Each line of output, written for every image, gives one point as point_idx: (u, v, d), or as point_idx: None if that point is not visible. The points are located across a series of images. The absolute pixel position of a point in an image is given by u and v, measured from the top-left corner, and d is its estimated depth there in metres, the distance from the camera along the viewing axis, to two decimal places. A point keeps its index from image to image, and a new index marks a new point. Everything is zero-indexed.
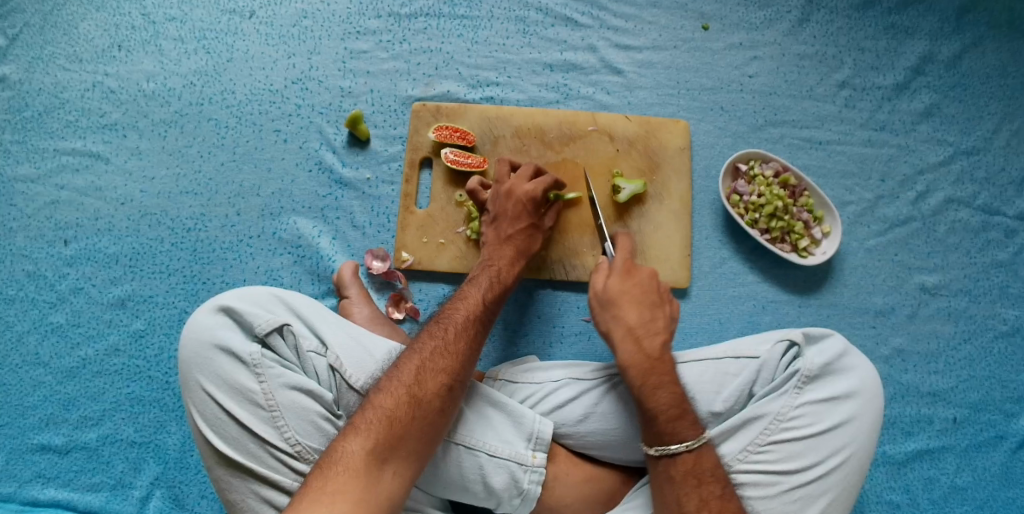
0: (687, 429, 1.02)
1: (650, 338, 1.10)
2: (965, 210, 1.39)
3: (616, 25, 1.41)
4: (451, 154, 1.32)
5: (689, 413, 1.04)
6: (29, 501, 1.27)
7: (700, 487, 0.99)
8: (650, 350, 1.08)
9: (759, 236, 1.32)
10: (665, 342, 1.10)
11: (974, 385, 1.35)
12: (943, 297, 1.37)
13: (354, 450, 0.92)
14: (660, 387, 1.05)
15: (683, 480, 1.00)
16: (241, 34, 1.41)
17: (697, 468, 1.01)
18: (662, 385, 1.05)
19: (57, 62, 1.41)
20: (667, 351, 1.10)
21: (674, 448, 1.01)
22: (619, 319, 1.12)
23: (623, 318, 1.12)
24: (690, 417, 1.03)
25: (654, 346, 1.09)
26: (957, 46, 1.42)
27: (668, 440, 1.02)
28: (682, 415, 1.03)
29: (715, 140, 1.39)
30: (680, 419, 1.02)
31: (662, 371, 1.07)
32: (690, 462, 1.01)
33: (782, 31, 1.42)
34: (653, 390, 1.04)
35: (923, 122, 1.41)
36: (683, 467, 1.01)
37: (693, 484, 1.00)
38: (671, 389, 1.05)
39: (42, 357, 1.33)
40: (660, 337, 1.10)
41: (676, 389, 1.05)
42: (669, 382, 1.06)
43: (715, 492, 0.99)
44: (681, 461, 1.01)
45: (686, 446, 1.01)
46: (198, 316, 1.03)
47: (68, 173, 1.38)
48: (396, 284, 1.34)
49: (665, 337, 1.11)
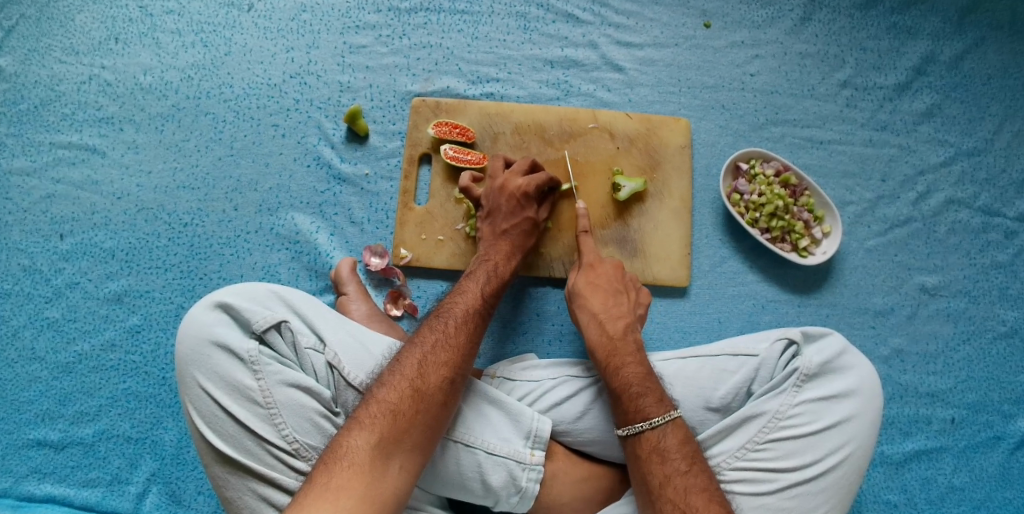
0: (651, 406, 1.03)
1: (613, 322, 1.15)
2: (966, 211, 1.38)
3: (618, 21, 1.40)
4: (450, 150, 1.31)
5: (653, 391, 1.05)
6: (24, 497, 1.26)
7: (664, 464, 0.99)
8: (612, 332, 1.13)
9: (759, 236, 1.32)
10: (630, 325, 1.15)
11: (972, 385, 1.34)
12: (943, 298, 1.37)
13: (359, 445, 0.92)
14: (621, 367, 1.08)
15: (648, 457, 1.00)
16: (240, 28, 1.40)
17: (662, 445, 1.00)
18: (624, 365, 1.08)
19: (53, 55, 1.39)
20: (632, 333, 1.14)
21: (638, 426, 1.02)
22: (584, 306, 1.17)
23: (587, 305, 1.17)
24: (654, 395, 1.04)
25: (616, 328, 1.14)
26: (959, 47, 1.41)
27: (632, 418, 1.03)
28: (645, 392, 1.04)
29: (716, 138, 1.38)
30: (643, 396, 1.04)
31: (625, 351, 1.11)
32: (655, 439, 1.01)
33: (784, 29, 1.41)
34: (615, 368, 1.08)
35: (924, 123, 1.40)
36: (648, 445, 1.01)
37: (657, 461, 0.99)
38: (635, 367, 1.08)
39: (38, 352, 1.31)
40: (624, 321, 1.15)
41: (640, 367, 1.08)
42: (633, 362, 1.09)
43: (680, 469, 0.98)
44: (646, 439, 1.01)
45: (649, 423, 1.01)
46: (194, 312, 1.02)
47: (63, 166, 1.36)
48: (393, 281, 1.33)
49: (629, 320, 1.15)
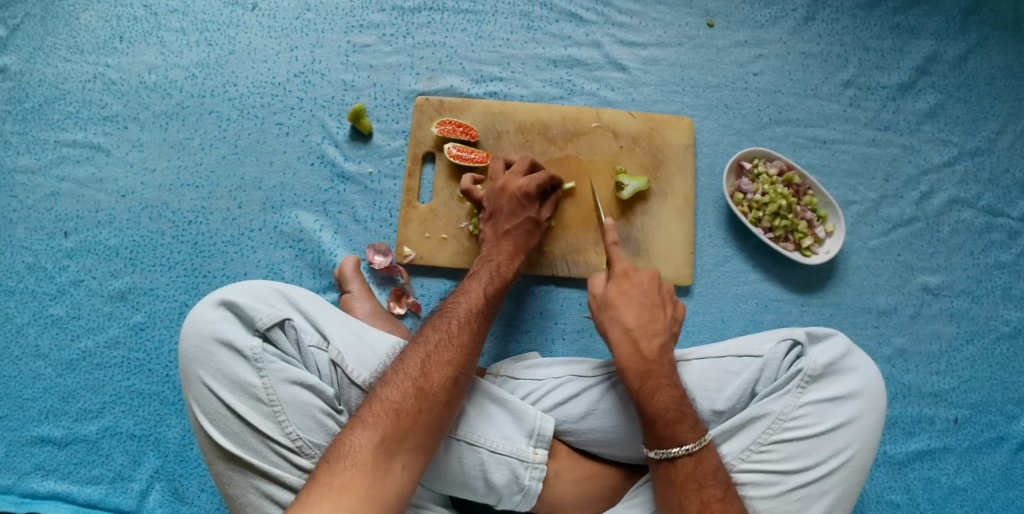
0: (686, 432, 1.01)
1: (648, 340, 1.08)
2: (969, 211, 1.38)
3: (621, 21, 1.40)
4: (453, 149, 1.32)
5: (689, 415, 1.03)
6: (28, 493, 1.27)
7: (700, 491, 0.99)
8: (648, 352, 1.07)
9: (762, 235, 1.31)
10: (665, 343, 1.09)
11: (975, 385, 1.34)
12: (946, 298, 1.36)
13: (362, 443, 0.92)
14: (657, 391, 1.04)
15: (683, 483, 1.00)
16: (244, 26, 1.40)
17: (697, 471, 1.00)
18: (660, 389, 1.04)
19: (58, 53, 1.40)
20: (666, 352, 1.08)
21: (674, 452, 1.00)
22: (616, 321, 1.10)
23: (619, 320, 1.10)
24: (690, 420, 1.02)
25: (651, 348, 1.08)
26: (963, 46, 1.41)
27: (666, 444, 1.01)
28: (681, 418, 1.02)
29: (719, 138, 1.38)
30: (679, 423, 1.01)
31: (660, 374, 1.05)
32: (691, 464, 1.00)
33: (787, 29, 1.41)
34: (650, 392, 1.04)
35: (928, 122, 1.40)
36: (682, 471, 1.00)
37: (693, 488, 0.99)
38: (670, 392, 1.04)
39: (42, 349, 1.32)
40: (659, 339, 1.09)
41: (675, 392, 1.04)
42: (668, 386, 1.04)
43: (716, 495, 0.98)
44: (680, 464, 1.01)
45: (685, 450, 1.00)
46: (197, 309, 1.02)
47: (68, 164, 1.37)
48: (397, 279, 1.33)
49: (664, 338, 1.09)
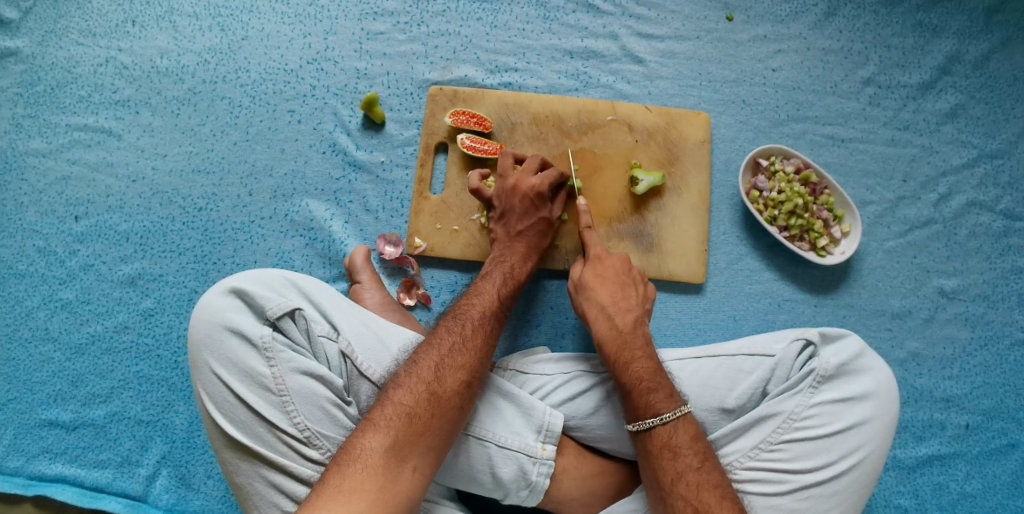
0: (661, 402, 1.02)
1: (622, 315, 1.12)
2: (987, 214, 1.36)
3: (639, 13, 1.39)
4: (467, 139, 1.30)
5: (665, 386, 1.04)
6: (35, 476, 1.27)
7: (675, 461, 0.98)
8: (622, 326, 1.11)
9: (777, 234, 1.30)
10: (639, 318, 1.13)
11: (988, 391, 1.32)
12: (962, 302, 1.34)
13: (373, 447, 0.91)
14: (632, 361, 1.07)
15: (659, 454, 0.99)
16: (258, 12, 1.39)
17: (673, 441, 0.99)
18: (635, 359, 1.07)
19: (71, 36, 1.39)
20: (641, 326, 1.12)
21: (649, 422, 1.00)
22: (592, 299, 1.14)
23: (595, 298, 1.14)
24: (665, 390, 1.03)
25: (625, 322, 1.12)
26: (986, 46, 1.39)
27: (643, 414, 1.01)
28: (655, 387, 1.03)
29: (736, 134, 1.36)
30: (654, 392, 1.03)
31: (634, 345, 1.09)
32: (666, 434, 1.00)
33: (808, 24, 1.39)
34: (624, 363, 1.06)
35: (948, 123, 1.38)
36: (658, 441, 1.00)
37: (668, 458, 0.98)
38: (645, 362, 1.06)
39: (51, 332, 1.32)
40: (633, 314, 1.13)
41: (650, 363, 1.06)
42: (643, 356, 1.07)
43: (691, 465, 0.97)
44: (656, 435, 1.00)
45: (660, 419, 1.00)
46: (209, 297, 1.02)
47: (79, 148, 1.36)
48: (407, 270, 1.32)
49: (638, 313, 1.13)
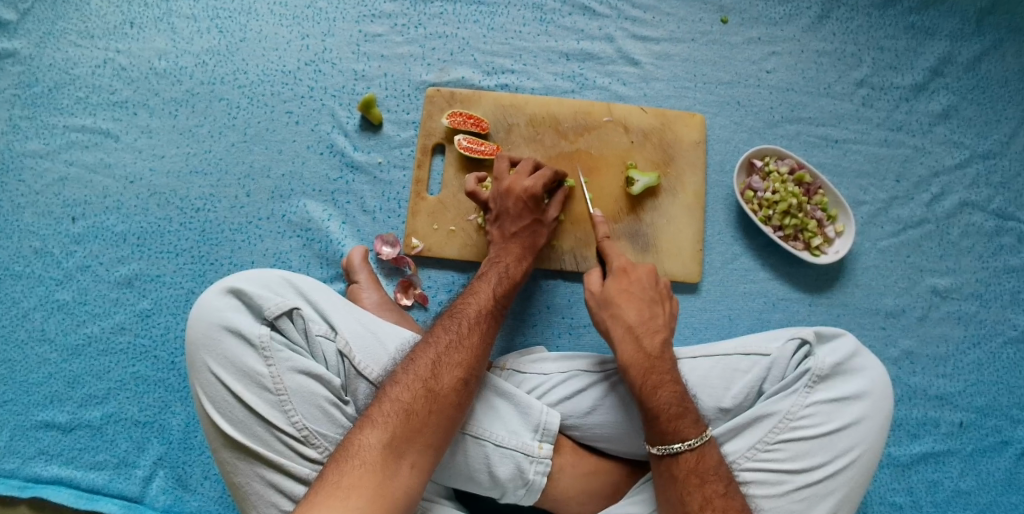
0: (688, 428, 1.02)
1: (650, 337, 1.09)
2: (980, 214, 1.37)
3: (634, 15, 1.40)
4: (464, 141, 1.31)
5: (691, 412, 1.03)
6: (31, 478, 1.27)
7: (703, 486, 0.99)
8: (650, 349, 1.08)
9: (772, 234, 1.31)
10: (666, 340, 1.10)
11: (981, 390, 1.34)
12: (955, 301, 1.36)
13: (371, 443, 0.92)
14: (660, 387, 1.04)
15: (685, 479, 1.00)
16: (255, 14, 1.40)
17: (700, 467, 1.00)
18: (663, 385, 1.04)
19: (69, 38, 1.39)
20: (667, 349, 1.09)
21: (676, 447, 1.01)
22: (618, 317, 1.11)
23: (621, 316, 1.11)
24: (691, 416, 1.03)
25: (653, 344, 1.09)
26: (977, 48, 1.40)
27: (670, 439, 1.01)
28: (683, 413, 1.02)
29: (731, 135, 1.38)
30: (681, 418, 1.02)
31: (662, 370, 1.06)
32: (693, 460, 1.01)
33: (801, 26, 1.40)
34: (653, 389, 1.04)
35: (940, 124, 1.39)
36: (685, 466, 1.00)
37: (696, 483, 0.99)
38: (672, 388, 1.04)
39: (48, 333, 1.32)
40: (660, 335, 1.10)
41: (677, 388, 1.05)
42: (671, 382, 1.05)
43: (718, 491, 0.98)
44: (683, 460, 1.01)
45: (688, 444, 1.01)
46: (207, 297, 1.02)
47: (77, 149, 1.37)
48: (404, 271, 1.33)
49: (665, 335, 1.11)
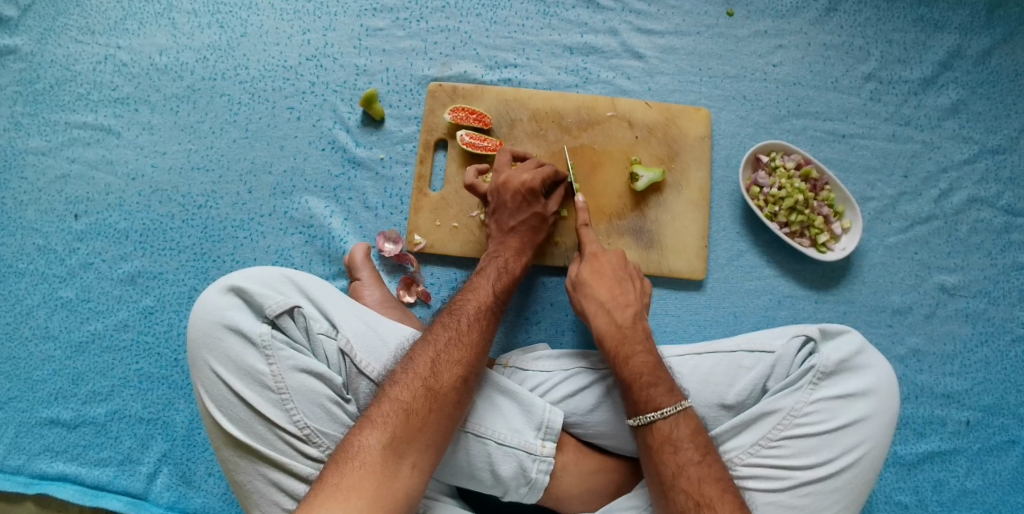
0: (662, 397, 1.01)
1: (621, 310, 1.11)
2: (989, 210, 1.35)
3: (639, 8, 1.38)
4: (467, 136, 1.30)
5: (664, 381, 1.03)
6: (36, 475, 1.27)
7: (676, 455, 0.97)
8: (621, 321, 1.10)
9: (777, 230, 1.30)
10: (637, 313, 1.12)
11: (989, 388, 1.32)
12: (963, 298, 1.34)
13: (371, 444, 0.91)
14: (631, 357, 1.06)
15: (659, 448, 0.99)
16: (256, 9, 1.39)
17: (674, 436, 0.99)
18: (634, 354, 1.06)
19: (69, 34, 1.39)
20: (640, 321, 1.11)
21: (650, 416, 1.00)
22: (590, 295, 1.14)
23: (594, 295, 1.14)
24: (666, 384, 1.03)
25: (624, 316, 1.11)
26: (987, 42, 1.38)
27: (643, 408, 1.01)
28: (656, 382, 1.02)
29: (737, 129, 1.36)
30: (655, 386, 1.02)
31: (634, 340, 1.08)
32: (667, 429, 0.99)
33: (808, 20, 1.38)
34: (625, 359, 1.06)
35: (949, 118, 1.37)
36: (659, 436, 0.99)
37: (670, 452, 0.98)
38: (644, 357, 1.06)
39: (52, 330, 1.32)
40: (631, 308, 1.12)
41: (649, 357, 1.06)
42: (643, 351, 1.06)
43: (693, 459, 0.97)
44: (657, 430, 0.99)
45: (661, 413, 1.00)
46: (208, 295, 1.01)
47: (79, 146, 1.36)
48: (407, 267, 1.32)
49: (636, 308, 1.12)
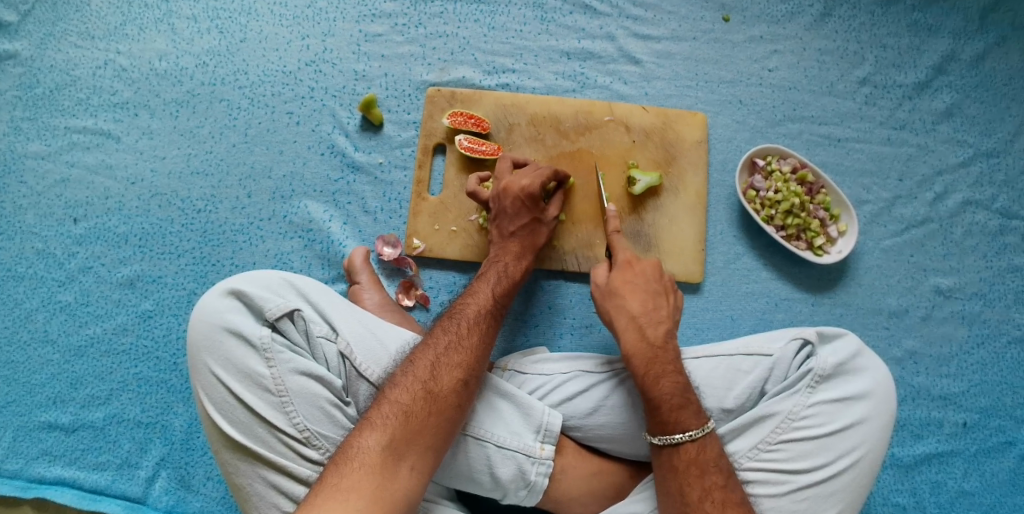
0: (690, 418, 1.00)
1: (653, 327, 1.09)
2: (984, 213, 1.36)
3: (636, 14, 1.39)
4: (465, 140, 1.31)
5: (693, 402, 1.02)
6: (34, 479, 1.27)
7: (703, 477, 0.98)
8: (653, 339, 1.07)
9: (774, 233, 1.30)
10: (669, 331, 1.10)
11: (985, 389, 1.33)
12: (958, 300, 1.35)
13: (370, 445, 0.92)
14: (662, 376, 1.04)
15: (685, 470, 0.99)
16: (256, 14, 1.40)
17: (700, 458, 0.99)
18: (665, 375, 1.04)
19: (69, 39, 1.39)
20: (671, 340, 1.09)
21: (677, 438, 0.99)
22: (621, 307, 1.11)
23: (625, 307, 1.10)
24: (694, 406, 1.02)
25: (657, 334, 1.08)
26: (981, 46, 1.39)
27: (671, 429, 1.00)
28: (685, 404, 1.01)
29: (733, 134, 1.37)
30: (684, 408, 1.01)
31: (666, 360, 1.06)
32: (694, 451, 0.99)
33: (803, 25, 1.40)
34: (655, 378, 1.03)
35: (944, 122, 1.38)
36: (686, 457, 0.99)
37: (696, 474, 0.98)
38: (675, 378, 1.04)
39: (50, 334, 1.32)
40: (664, 326, 1.09)
41: (680, 378, 1.04)
42: (674, 372, 1.04)
43: (718, 482, 0.97)
44: (683, 450, 0.99)
45: (689, 435, 0.99)
46: (208, 299, 1.02)
47: (78, 150, 1.37)
48: (406, 271, 1.33)
49: (668, 325, 1.10)
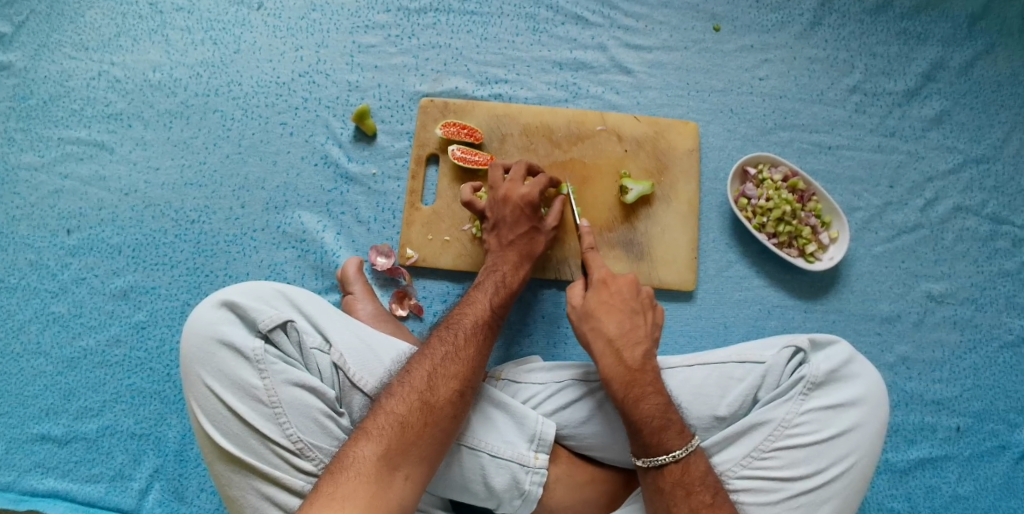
0: (673, 439, 1.01)
1: (631, 349, 1.08)
2: (974, 218, 1.37)
3: (627, 24, 1.40)
4: (458, 150, 1.31)
5: (675, 422, 1.02)
6: (27, 491, 1.27)
7: (689, 498, 0.98)
8: (630, 362, 1.07)
9: (766, 241, 1.31)
10: (648, 351, 1.09)
11: (978, 394, 1.34)
12: (950, 306, 1.36)
13: (366, 455, 0.92)
14: (641, 399, 1.03)
15: (671, 491, 0.99)
16: (250, 25, 1.40)
17: (685, 478, 0.99)
18: (645, 397, 1.03)
19: (63, 50, 1.40)
20: (650, 360, 1.08)
21: (661, 459, 1.00)
22: (598, 329, 1.10)
23: (602, 329, 1.10)
24: (676, 426, 1.02)
25: (634, 357, 1.07)
26: (970, 53, 1.41)
27: (654, 451, 1.00)
28: (666, 425, 1.01)
29: (724, 142, 1.38)
30: (665, 430, 1.01)
31: (644, 382, 1.05)
32: (678, 471, 1.00)
33: (794, 34, 1.41)
34: (634, 401, 1.03)
35: (933, 129, 1.40)
36: (670, 478, 1.00)
37: (682, 495, 0.98)
38: (655, 399, 1.03)
39: (43, 346, 1.32)
40: (641, 347, 1.09)
41: (660, 399, 1.04)
42: (653, 393, 1.04)
43: (705, 501, 0.97)
44: (668, 472, 1.00)
45: (672, 456, 1.00)
46: (200, 310, 1.02)
47: (71, 161, 1.37)
48: (399, 281, 1.33)
49: (646, 346, 1.09)
